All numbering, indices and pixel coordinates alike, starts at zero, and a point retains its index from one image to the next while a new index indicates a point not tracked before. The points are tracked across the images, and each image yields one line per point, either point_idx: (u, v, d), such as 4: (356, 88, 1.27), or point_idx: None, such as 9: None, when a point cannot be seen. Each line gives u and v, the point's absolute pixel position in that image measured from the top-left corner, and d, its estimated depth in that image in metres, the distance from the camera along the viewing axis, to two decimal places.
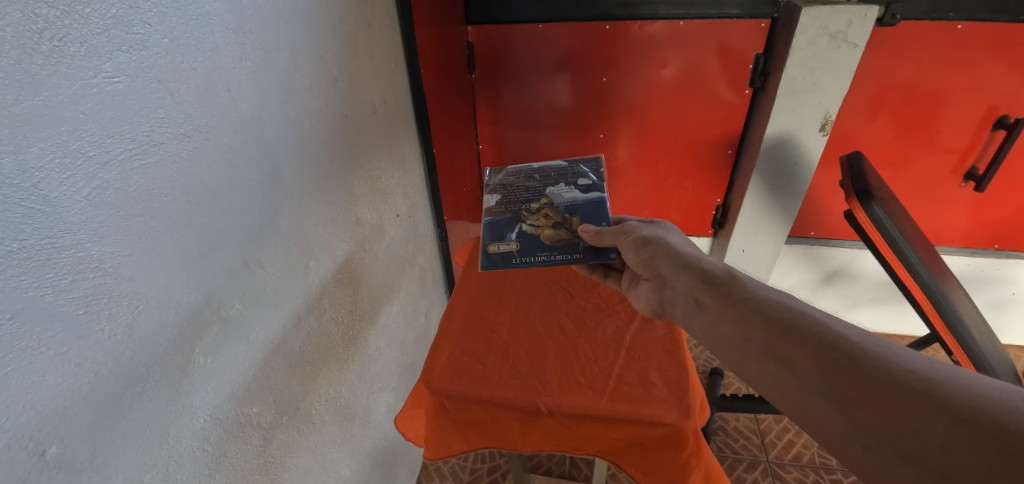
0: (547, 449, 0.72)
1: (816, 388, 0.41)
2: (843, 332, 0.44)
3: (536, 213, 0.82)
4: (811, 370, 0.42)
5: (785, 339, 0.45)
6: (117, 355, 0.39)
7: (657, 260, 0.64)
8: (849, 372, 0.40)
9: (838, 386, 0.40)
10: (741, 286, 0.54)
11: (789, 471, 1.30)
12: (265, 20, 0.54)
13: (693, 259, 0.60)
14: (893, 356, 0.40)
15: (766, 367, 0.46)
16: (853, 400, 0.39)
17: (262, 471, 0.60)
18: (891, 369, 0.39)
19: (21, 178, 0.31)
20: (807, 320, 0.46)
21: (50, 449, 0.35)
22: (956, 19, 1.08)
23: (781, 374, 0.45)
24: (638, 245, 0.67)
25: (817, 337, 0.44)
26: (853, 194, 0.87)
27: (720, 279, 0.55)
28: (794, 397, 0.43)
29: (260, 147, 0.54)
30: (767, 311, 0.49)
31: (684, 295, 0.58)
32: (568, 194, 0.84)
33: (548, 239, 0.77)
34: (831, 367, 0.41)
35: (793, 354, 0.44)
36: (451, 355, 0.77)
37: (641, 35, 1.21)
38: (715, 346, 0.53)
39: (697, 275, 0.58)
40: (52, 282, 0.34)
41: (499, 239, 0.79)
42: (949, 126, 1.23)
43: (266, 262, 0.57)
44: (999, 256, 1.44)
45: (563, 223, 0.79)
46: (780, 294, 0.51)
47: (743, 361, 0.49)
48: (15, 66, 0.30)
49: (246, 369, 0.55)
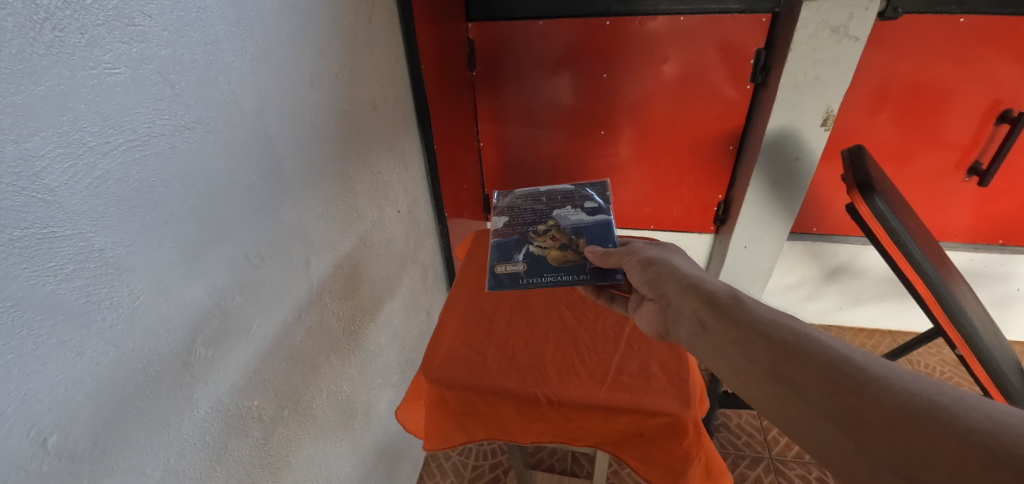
0: (546, 439, 0.72)
1: (821, 410, 0.41)
2: (847, 354, 0.43)
3: (544, 234, 0.82)
4: (816, 392, 0.42)
5: (790, 361, 0.45)
6: (118, 346, 0.39)
7: (661, 280, 0.63)
8: (854, 394, 0.40)
9: (843, 410, 0.40)
10: (746, 308, 0.53)
11: (792, 468, 1.29)
12: (264, 13, 0.54)
13: (697, 280, 0.60)
14: (898, 377, 0.39)
15: (770, 388, 0.46)
16: (859, 423, 0.38)
17: (262, 465, 0.60)
18: (894, 390, 0.39)
19: (22, 167, 0.32)
20: (812, 342, 0.46)
21: (51, 438, 0.35)
22: (958, 13, 1.08)
23: (787, 397, 0.44)
24: (643, 265, 0.67)
25: (821, 358, 0.44)
26: (853, 187, 0.87)
27: (723, 300, 0.55)
28: (798, 419, 0.43)
29: (260, 141, 0.54)
30: (772, 333, 0.48)
31: (688, 316, 0.57)
32: (575, 216, 0.84)
33: (555, 260, 0.77)
34: (835, 389, 0.41)
35: (798, 375, 0.44)
36: (451, 346, 0.77)
37: (641, 31, 1.21)
38: (720, 369, 0.52)
39: (700, 296, 0.57)
40: (53, 271, 0.34)
41: (506, 259, 0.79)
42: (952, 120, 1.23)
43: (266, 255, 0.57)
44: (1004, 252, 1.43)
45: (569, 244, 0.79)
46: (784, 315, 0.50)
47: (746, 382, 0.48)
48: (18, 55, 0.31)
49: (246, 362, 0.55)
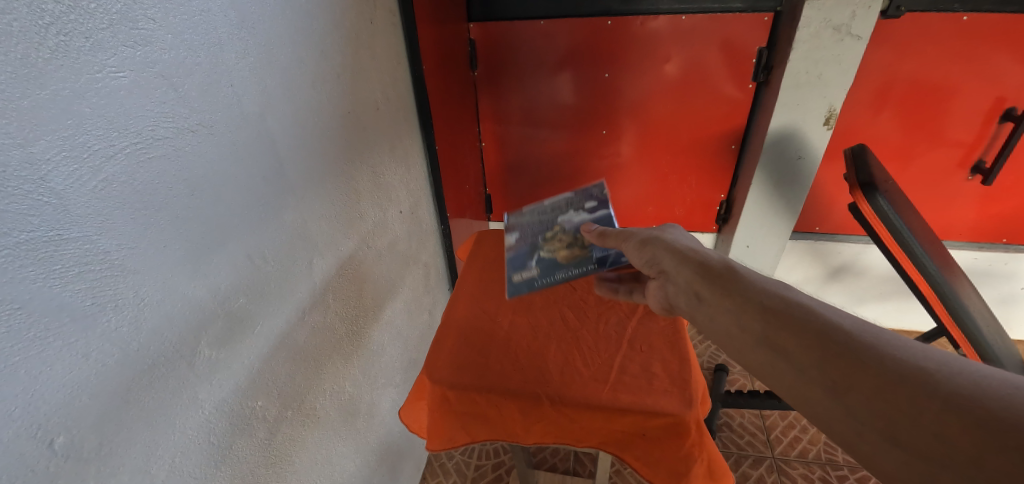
0: (549, 440, 0.72)
1: (810, 376, 0.39)
2: (838, 320, 0.40)
3: (551, 238, 0.82)
4: (806, 358, 0.39)
5: (780, 328, 0.42)
6: (123, 347, 0.40)
7: (656, 253, 0.61)
8: (843, 357, 0.37)
9: (831, 374, 0.37)
10: (740, 276, 0.49)
11: (795, 467, 1.29)
12: (266, 16, 0.54)
13: (691, 251, 0.57)
14: (889, 343, 0.37)
15: (764, 357, 0.43)
16: (848, 387, 0.36)
17: (267, 465, 0.61)
18: (885, 356, 0.36)
19: (28, 171, 0.32)
20: (804, 307, 0.43)
21: (58, 439, 0.36)
22: (962, 10, 1.08)
23: (779, 364, 0.42)
24: (638, 240, 0.65)
25: (813, 324, 0.41)
26: (858, 186, 0.86)
27: (717, 270, 0.52)
28: (791, 387, 0.40)
29: (264, 143, 0.54)
30: (765, 300, 0.45)
31: (683, 289, 0.54)
32: (577, 217, 0.82)
33: (564, 258, 0.77)
34: (825, 354, 0.38)
35: (789, 342, 0.41)
36: (454, 346, 0.78)
37: (642, 30, 1.21)
38: (718, 341, 0.49)
39: (694, 266, 0.54)
40: (59, 274, 0.34)
41: (521, 268, 0.80)
42: (955, 118, 1.22)
43: (270, 257, 0.57)
44: (1008, 251, 1.43)
45: (576, 242, 0.79)
46: (781, 283, 0.47)
47: (742, 353, 0.46)
48: (22, 60, 0.31)
49: (251, 363, 0.56)
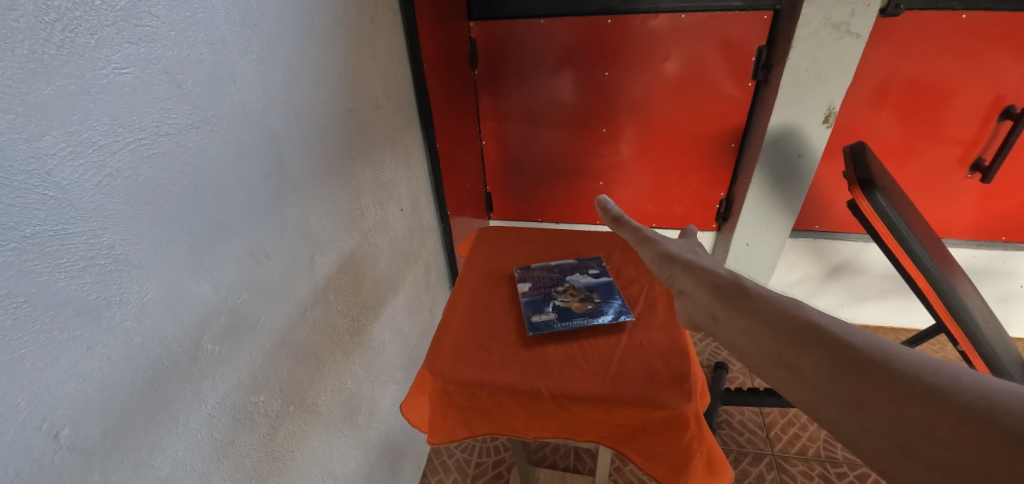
0: (549, 435, 0.73)
1: (824, 392, 0.39)
2: (851, 338, 0.41)
3: (564, 291, 0.85)
4: (820, 376, 0.40)
5: (795, 347, 0.43)
6: (127, 341, 0.40)
7: (676, 274, 0.63)
8: (857, 374, 0.38)
9: (845, 391, 0.37)
10: (756, 298, 0.51)
11: (795, 464, 1.29)
12: (269, 13, 0.54)
13: (710, 274, 0.59)
14: (903, 358, 0.37)
15: (778, 375, 0.43)
16: (861, 404, 0.36)
17: (268, 460, 0.61)
18: (899, 371, 0.36)
19: (34, 165, 0.32)
20: (818, 325, 0.44)
21: (63, 431, 0.36)
22: (961, 9, 1.08)
23: (793, 382, 0.42)
24: (659, 259, 0.67)
25: (826, 343, 0.41)
26: (857, 184, 0.86)
27: (734, 292, 0.53)
28: (806, 404, 0.40)
29: (266, 140, 0.54)
30: (779, 320, 0.46)
31: (700, 309, 0.56)
32: (586, 277, 0.89)
33: (581, 308, 0.81)
34: (838, 372, 0.39)
35: (803, 360, 0.42)
36: (454, 341, 0.78)
37: (642, 29, 1.22)
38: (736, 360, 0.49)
39: (711, 289, 0.56)
40: (65, 267, 0.35)
41: (535, 310, 0.81)
42: (954, 117, 1.22)
43: (272, 253, 0.58)
44: (1007, 249, 1.43)
45: (589, 296, 0.84)
46: (795, 303, 0.48)
47: (758, 371, 0.46)
48: (29, 56, 0.32)
49: (253, 358, 0.56)
